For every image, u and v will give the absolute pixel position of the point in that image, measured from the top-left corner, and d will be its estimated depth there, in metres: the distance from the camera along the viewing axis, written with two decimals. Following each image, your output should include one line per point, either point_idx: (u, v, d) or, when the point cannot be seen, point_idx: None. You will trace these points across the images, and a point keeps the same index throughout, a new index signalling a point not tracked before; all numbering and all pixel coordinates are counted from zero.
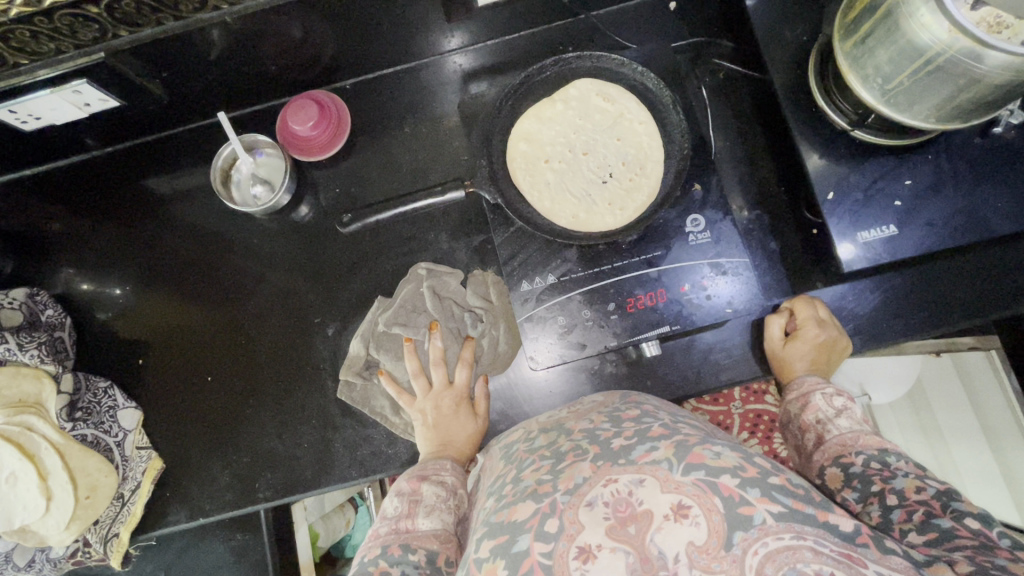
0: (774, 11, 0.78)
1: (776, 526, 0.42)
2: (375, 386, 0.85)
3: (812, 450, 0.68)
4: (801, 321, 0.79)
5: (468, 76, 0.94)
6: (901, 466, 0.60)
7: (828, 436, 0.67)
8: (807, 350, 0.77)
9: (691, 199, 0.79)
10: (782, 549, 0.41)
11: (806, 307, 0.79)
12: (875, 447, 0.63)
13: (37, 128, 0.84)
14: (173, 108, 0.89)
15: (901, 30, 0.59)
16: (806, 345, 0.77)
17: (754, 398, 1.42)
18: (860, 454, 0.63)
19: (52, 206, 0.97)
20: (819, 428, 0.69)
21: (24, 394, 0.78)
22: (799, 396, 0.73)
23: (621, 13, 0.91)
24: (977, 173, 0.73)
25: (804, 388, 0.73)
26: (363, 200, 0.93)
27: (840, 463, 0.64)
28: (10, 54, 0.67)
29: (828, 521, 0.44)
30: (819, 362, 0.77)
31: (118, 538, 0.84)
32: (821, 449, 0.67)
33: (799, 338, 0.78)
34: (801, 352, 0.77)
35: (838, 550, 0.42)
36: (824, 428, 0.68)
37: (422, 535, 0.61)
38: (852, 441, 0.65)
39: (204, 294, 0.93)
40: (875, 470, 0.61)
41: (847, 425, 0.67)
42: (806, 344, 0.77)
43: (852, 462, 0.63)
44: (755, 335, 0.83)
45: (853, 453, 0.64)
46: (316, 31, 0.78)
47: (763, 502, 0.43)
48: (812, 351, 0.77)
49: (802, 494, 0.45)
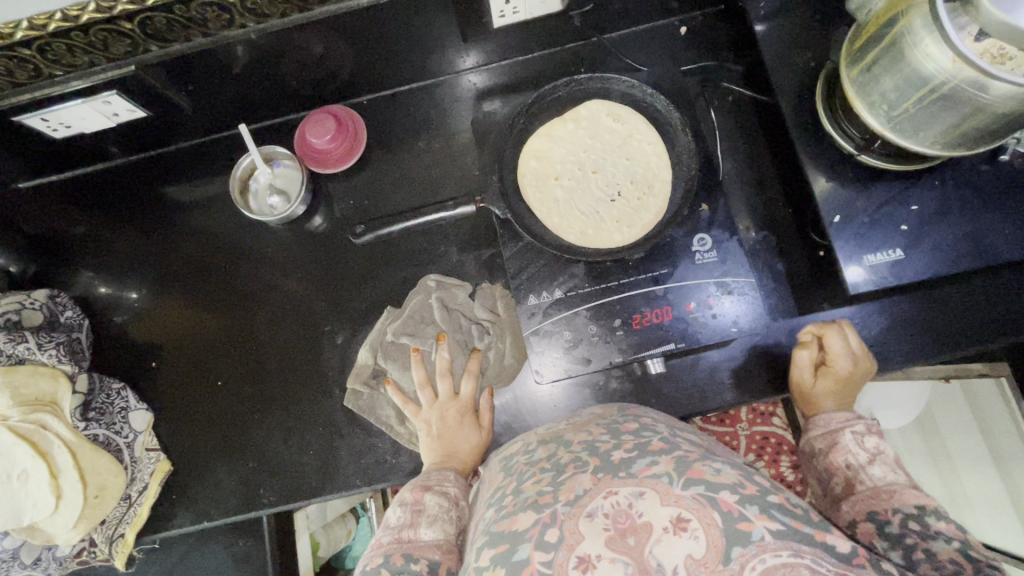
0: (782, 36, 0.80)
1: (774, 543, 0.42)
2: (381, 395, 0.86)
3: (840, 498, 0.67)
4: (830, 351, 0.78)
5: (482, 94, 0.96)
6: (941, 528, 0.56)
7: (859, 488, 0.66)
8: (841, 377, 0.77)
9: (698, 219, 0.81)
10: (779, 566, 0.41)
11: (836, 335, 0.78)
12: (912, 504, 0.60)
13: (67, 136, 0.87)
14: (197, 120, 0.92)
15: (905, 59, 0.60)
16: (837, 372, 0.77)
17: (761, 420, 1.42)
18: (897, 511, 0.60)
19: (75, 211, 1.00)
20: (849, 474, 0.68)
21: (40, 392, 0.79)
22: (826, 435, 0.73)
23: (633, 38, 0.94)
24: (983, 199, 0.74)
25: (837, 421, 0.73)
26: (377, 212, 0.95)
27: (875, 518, 0.62)
28: (46, 66, 0.71)
29: (826, 541, 0.44)
30: (851, 386, 0.77)
31: (123, 538, 0.85)
32: (852, 501, 0.65)
33: (832, 366, 0.77)
34: (833, 379, 0.77)
35: (835, 569, 0.42)
36: (854, 474, 0.68)
37: (424, 545, 0.61)
38: (888, 497, 0.63)
39: (217, 300, 0.95)
40: (911, 531, 0.57)
41: (881, 475, 0.66)
42: (841, 371, 0.77)
43: (888, 520, 0.60)
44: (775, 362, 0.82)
45: (890, 510, 0.61)
46: (336, 49, 0.81)
47: (761, 519, 0.44)
48: (843, 377, 0.77)
49: (801, 513, 0.45)
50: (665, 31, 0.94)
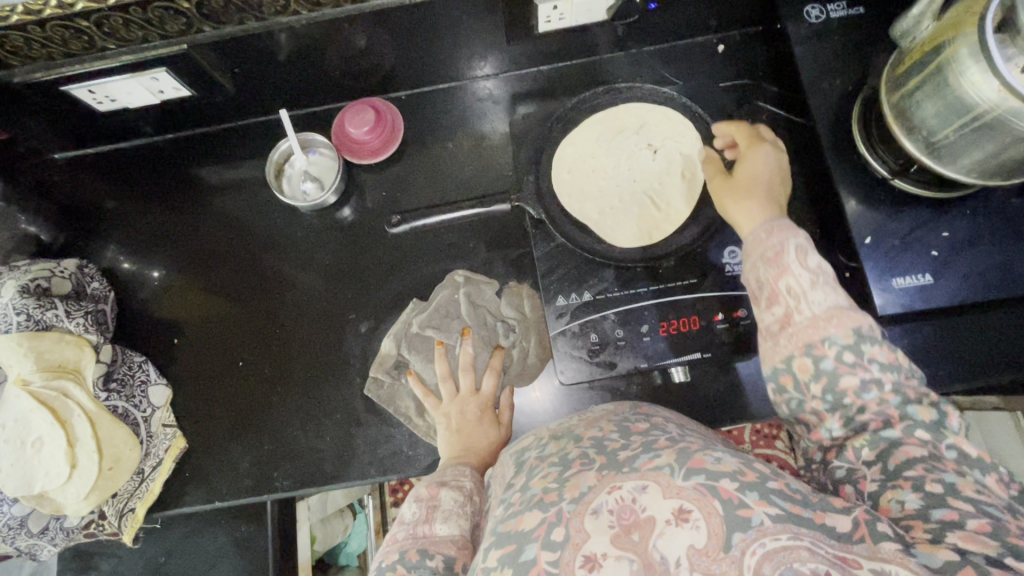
0: (823, 57, 0.80)
1: (773, 527, 0.43)
2: (402, 386, 0.87)
3: (775, 331, 0.58)
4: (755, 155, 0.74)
5: (517, 96, 0.98)
6: (875, 357, 0.54)
7: (798, 318, 0.56)
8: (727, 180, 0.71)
9: (729, 233, 0.82)
10: (779, 549, 0.42)
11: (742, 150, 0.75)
12: (848, 332, 0.54)
13: (109, 110, 0.89)
14: (238, 102, 0.94)
15: (949, 87, 0.62)
16: (757, 166, 0.71)
17: (764, 442, 1.48)
18: (836, 342, 0.54)
19: (106, 185, 1.01)
20: (791, 304, 0.57)
21: (64, 359, 0.80)
22: (774, 249, 0.59)
23: (670, 52, 0.96)
24: (1013, 229, 0.75)
25: (777, 231, 0.60)
26: (408, 204, 0.95)
27: (811, 352, 0.55)
28: (100, 38, 0.72)
29: (825, 523, 0.44)
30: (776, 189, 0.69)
31: (134, 513, 0.84)
32: (789, 333, 0.57)
33: (746, 164, 0.72)
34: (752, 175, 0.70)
35: (835, 552, 0.42)
36: (797, 304, 0.56)
37: (440, 540, 0.60)
38: (826, 323, 0.55)
39: (242, 282, 0.95)
40: (847, 366, 0.54)
41: (823, 302, 0.56)
42: (743, 172, 0.71)
43: (825, 354, 0.54)
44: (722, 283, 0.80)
45: (825, 339, 0.55)
46: (380, 42, 0.82)
47: (760, 504, 0.44)
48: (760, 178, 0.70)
49: (799, 498, 0.46)
50: (702, 49, 0.96)
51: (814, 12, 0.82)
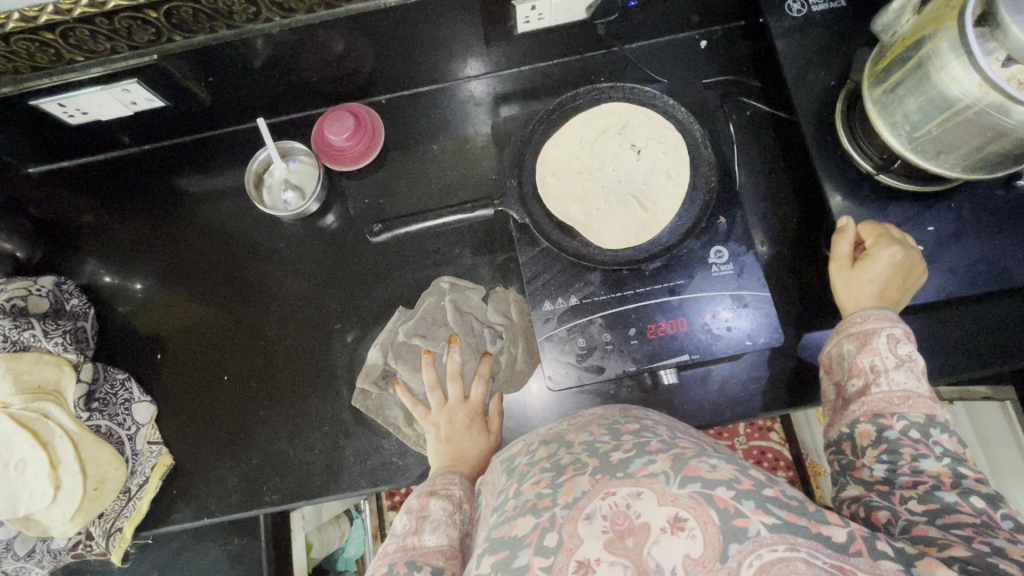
0: (807, 52, 0.80)
1: (770, 538, 0.42)
2: (390, 396, 0.86)
3: (851, 399, 0.64)
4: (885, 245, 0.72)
5: (499, 98, 0.96)
6: (941, 442, 0.57)
7: (875, 390, 0.62)
8: (846, 272, 0.72)
9: (716, 231, 0.81)
10: (775, 561, 0.41)
11: (870, 234, 0.73)
12: (921, 413, 0.59)
13: (81, 122, 0.87)
14: (214, 111, 0.92)
15: (932, 81, 0.61)
16: (879, 267, 0.69)
17: (760, 435, 1.50)
18: (907, 418, 0.59)
19: (83, 198, 0.99)
20: (870, 377, 0.63)
21: (44, 380, 0.78)
22: (860, 331, 0.66)
23: (653, 50, 0.95)
24: (998, 222, 0.74)
25: (875, 319, 0.66)
26: (391, 211, 0.94)
27: (877, 422, 0.60)
28: (65, 50, 0.70)
29: (822, 532, 0.44)
30: (892, 291, 0.70)
31: (120, 533, 0.84)
32: (864, 401, 0.63)
33: (867, 263, 0.71)
34: (871, 277, 0.70)
35: (831, 562, 0.42)
36: (876, 378, 0.63)
37: (428, 551, 0.59)
38: (900, 400, 0.61)
39: (224, 293, 0.94)
40: (911, 440, 0.58)
41: (901, 380, 0.62)
42: (861, 270, 0.71)
43: (891, 424, 0.60)
44: (709, 284, 0.80)
45: (898, 414, 0.60)
46: (357, 47, 0.81)
47: (757, 514, 0.43)
48: (879, 282, 0.70)
49: (796, 505, 0.45)
50: (686, 46, 0.95)
51: (796, 6, 0.81)
